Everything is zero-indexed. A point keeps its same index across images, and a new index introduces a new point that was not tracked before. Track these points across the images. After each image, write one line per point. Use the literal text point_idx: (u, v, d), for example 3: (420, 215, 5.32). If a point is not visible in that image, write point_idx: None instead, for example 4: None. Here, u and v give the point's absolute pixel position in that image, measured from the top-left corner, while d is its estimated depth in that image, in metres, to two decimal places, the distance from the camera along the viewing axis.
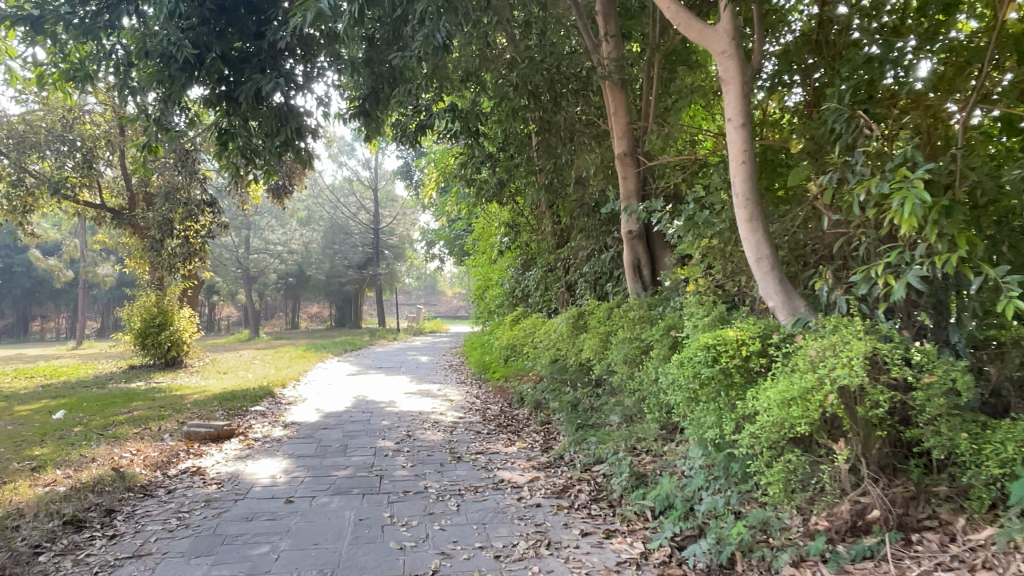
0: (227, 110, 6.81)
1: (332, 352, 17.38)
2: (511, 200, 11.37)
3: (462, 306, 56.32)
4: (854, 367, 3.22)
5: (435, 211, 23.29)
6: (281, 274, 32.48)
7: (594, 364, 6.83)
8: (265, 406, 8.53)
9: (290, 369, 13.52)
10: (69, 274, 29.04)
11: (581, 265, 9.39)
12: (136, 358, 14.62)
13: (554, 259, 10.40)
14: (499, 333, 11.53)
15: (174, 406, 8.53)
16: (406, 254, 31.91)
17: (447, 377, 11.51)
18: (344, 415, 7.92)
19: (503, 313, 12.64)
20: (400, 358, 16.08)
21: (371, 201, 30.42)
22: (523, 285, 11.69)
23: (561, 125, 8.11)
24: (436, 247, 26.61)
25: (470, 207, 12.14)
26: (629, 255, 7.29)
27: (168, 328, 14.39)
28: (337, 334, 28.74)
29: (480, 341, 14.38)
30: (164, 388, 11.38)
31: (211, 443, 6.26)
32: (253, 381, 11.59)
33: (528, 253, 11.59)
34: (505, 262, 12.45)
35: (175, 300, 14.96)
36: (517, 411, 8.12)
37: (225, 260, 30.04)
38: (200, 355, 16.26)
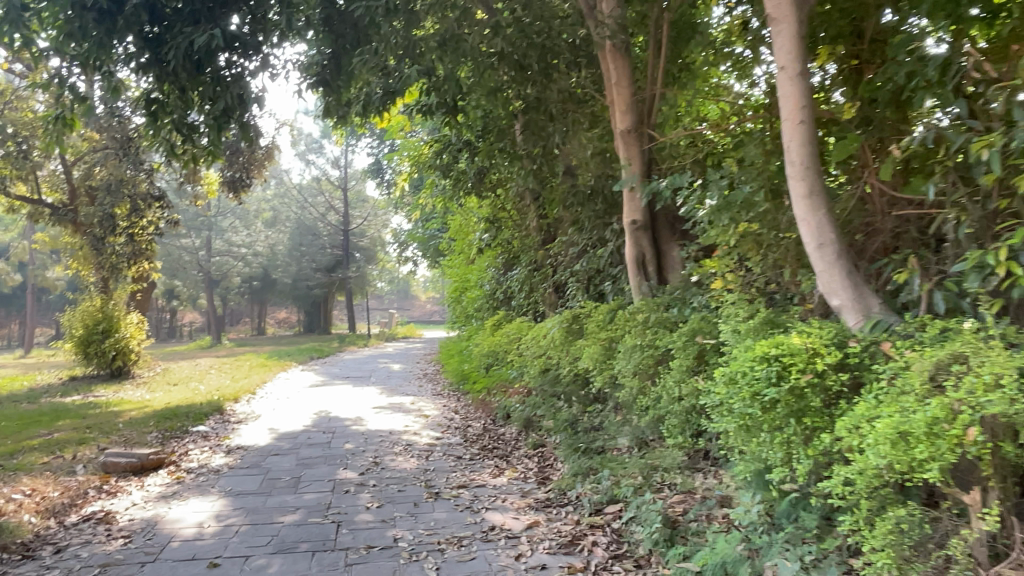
0: (157, 76, 5.73)
1: (297, 360, 16.17)
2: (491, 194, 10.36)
3: (435, 311, 55.25)
4: (1006, 388, 2.26)
5: (408, 211, 22.24)
6: (246, 278, 31.05)
7: (595, 376, 5.84)
8: (209, 426, 7.37)
9: (248, 380, 12.30)
10: (17, 279, 27.35)
11: (571, 262, 8.41)
12: (78, 369, 13.27)
13: (541, 257, 9.42)
14: (478, 339, 10.50)
15: (103, 427, 7.32)
16: (378, 257, 30.78)
17: (421, 388, 10.43)
18: (302, 436, 6.82)
19: (483, 317, 11.63)
20: (370, 366, 14.96)
21: (340, 201, 29.27)
22: (505, 286, 10.69)
23: (551, 103, 7.13)
24: (409, 249, 25.58)
25: (445, 201, 11.09)
26: (632, 250, 6.33)
27: (113, 335, 13.08)
28: (305, 341, 27.45)
29: (456, 348, 13.33)
30: (101, 403, 10.11)
31: (132, 477, 5.11)
32: (204, 394, 10.40)
33: (510, 252, 10.60)
34: (484, 262, 11.43)
35: (122, 305, 13.64)
36: (502, 428, 7.10)
37: (186, 262, 28.57)
38: (150, 364, 14.91)
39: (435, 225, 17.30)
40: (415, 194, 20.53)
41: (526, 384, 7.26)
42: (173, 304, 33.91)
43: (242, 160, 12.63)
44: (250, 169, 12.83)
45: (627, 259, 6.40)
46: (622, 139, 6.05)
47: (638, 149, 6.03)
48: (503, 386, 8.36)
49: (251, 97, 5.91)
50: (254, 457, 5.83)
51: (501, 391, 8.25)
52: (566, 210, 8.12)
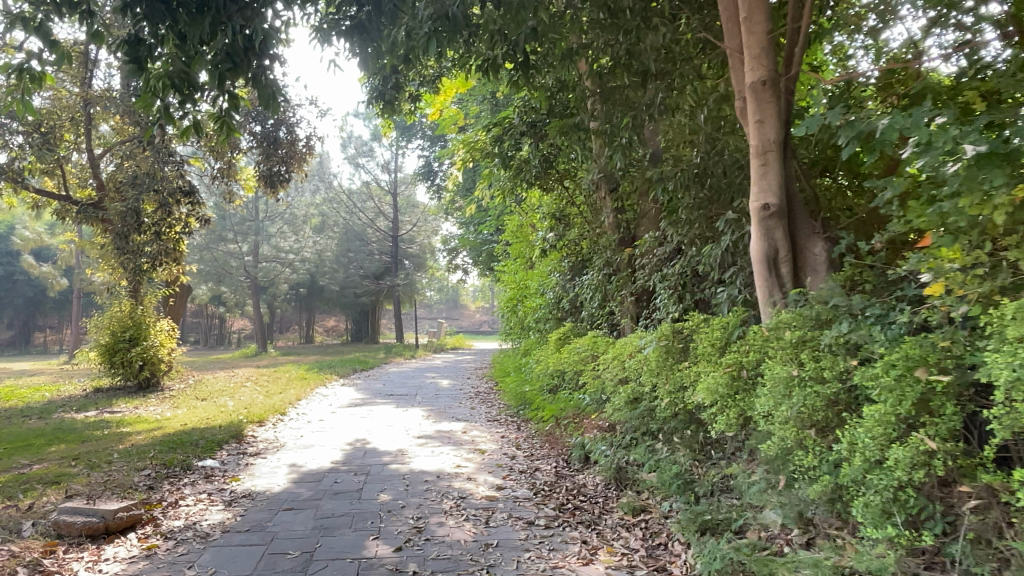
0: (148, 13, 4.50)
1: (337, 373, 14.89)
2: (558, 185, 8.81)
3: (485, 321, 53.97)
4: None
5: (459, 214, 20.89)
6: (293, 284, 30.23)
7: (717, 417, 4.26)
8: (218, 461, 5.99)
9: (281, 396, 10.99)
10: (64, 283, 26.99)
11: (662, 265, 6.84)
12: (103, 378, 12.22)
13: (620, 259, 7.82)
14: (541, 355, 8.95)
15: (92, 458, 6.01)
16: (427, 264, 29.56)
17: (474, 411, 8.93)
18: (327, 478, 5.40)
19: (545, 329, 10.10)
20: (416, 381, 13.54)
21: (390, 206, 28.19)
22: (572, 294, 9.11)
23: (648, 59, 5.62)
24: (460, 256, 24.42)
25: (504, 195, 9.57)
26: (761, 245, 4.73)
27: (140, 343, 12.00)
28: (351, 350, 26.41)
29: (512, 363, 11.77)
30: (113, 421, 8.89)
31: (88, 545, 3.71)
32: (229, 414, 9.12)
33: (579, 254, 9.02)
34: (547, 265, 9.86)
35: (151, 311, 12.56)
36: (581, 474, 5.57)
37: (232, 268, 27.87)
38: (182, 375, 13.77)
39: (489, 228, 15.82)
40: (468, 196, 19.10)
41: (610, 416, 5.70)
42: (221, 311, 33.36)
43: (281, 151, 11.43)
44: (289, 162, 11.58)
45: (754, 256, 4.82)
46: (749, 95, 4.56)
47: (775, 106, 4.52)
48: (575, 416, 6.79)
49: (261, 32, 4.66)
50: (260, 513, 4.40)
51: (573, 422, 6.69)
52: (657, 199, 6.56)
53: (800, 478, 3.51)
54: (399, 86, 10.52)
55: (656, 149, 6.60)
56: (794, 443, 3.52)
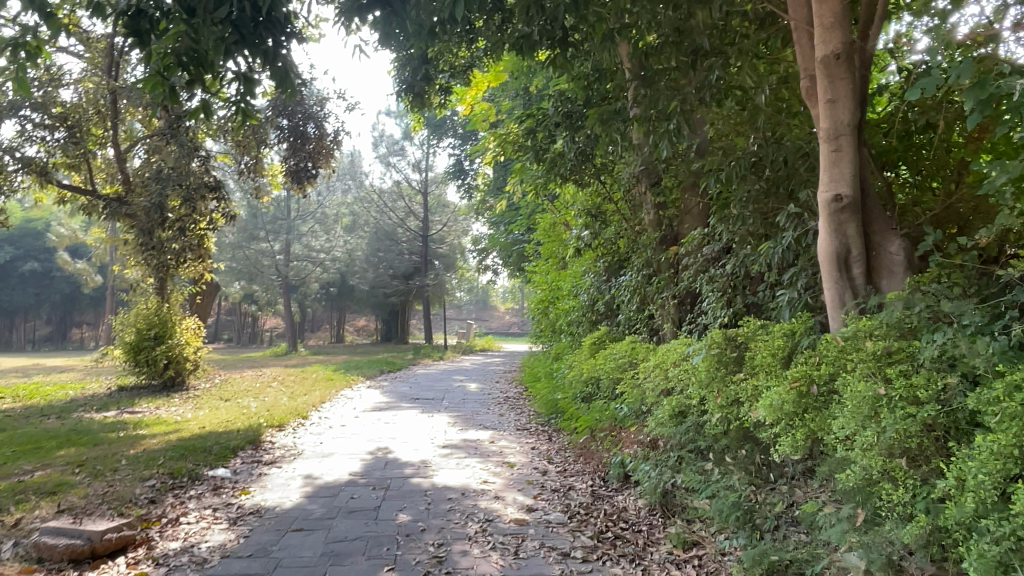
0: None
1: (365, 374, 14.54)
2: (595, 180, 8.28)
3: (516, 322, 53.48)
4: None
5: (490, 213, 20.42)
6: (323, 283, 30.11)
7: (782, 437, 3.73)
8: (230, 470, 5.62)
9: (305, 398, 10.63)
10: (98, 281, 27.16)
11: (708, 266, 6.31)
12: (128, 377, 12.01)
13: (661, 258, 7.28)
14: (575, 361, 8.45)
15: (98, 465, 5.68)
16: (457, 265, 29.18)
17: (503, 418, 8.45)
18: (344, 492, 4.99)
19: (579, 333, 9.59)
20: (444, 384, 13.13)
21: (420, 206, 27.88)
22: (608, 296, 8.58)
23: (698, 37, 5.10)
24: (490, 257, 24.12)
25: (537, 191, 9.08)
26: (831, 243, 4.19)
27: (165, 342, 11.77)
28: (381, 351, 26.15)
29: (544, 367, 11.27)
30: (132, 423, 8.62)
31: (72, 572, 3.34)
32: (249, 416, 8.79)
33: (616, 253, 8.50)
34: (581, 265, 9.34)
35: (177, 309, 12.34)
36: (620, 494, 5.07)
37: (263, 267, 27.81)
38: (207, 374, 13.54)
39: (520, 227, 15.32)
40: (500, 194, 18.62)
41: (653, 431, 5.18)
42: (252, 309, 33.40)
43: (308, 147, 11.04)
44: (316, 158, 11.18)
45: (821, 255, 4.28)
46: (819, 73, 4.04)
47: (851, 83, 3.98)
48: (612, 428, 6.27)
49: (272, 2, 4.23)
50: (266, 534, 3.99)
51: (610, 435, 6.17)
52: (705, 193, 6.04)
53: (888, 516, 2.98)
54: (429, 77, 10.10)
55: (705, 139, 6.06)
56: (880, 474, 2.99)
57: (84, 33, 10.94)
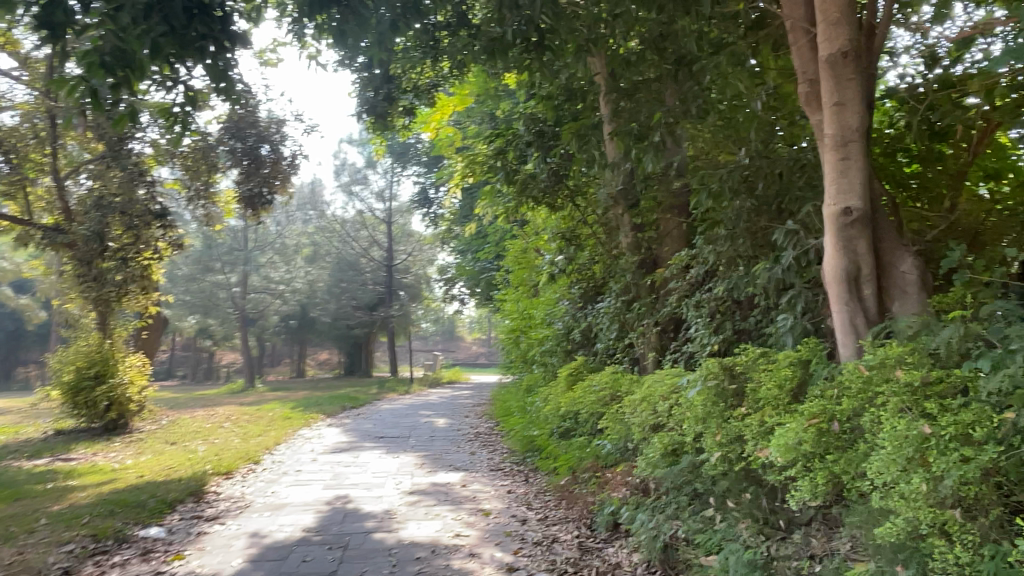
0: None
1: (326, 411, 13.78)
2: (568, 202, 7.85)
3: (483, 352, 52.76)
4: None
5: (456, 241, 19.94)
6: (283, 316, 29.13)
7: (798, 483, 3.28)
8: (166, 528, 4.95)
9: (259, 439, 9.88)
10: (42, 317, 25.74)
11: (694, 291, 5.91)
12: (66, 420, 11.09)
13: (642, 283, 6.87)
14: (550, 393, 7.94)
15: (11, 526, 4.95)
16: (423, 295, 28.55)
17: (474, 457, 7.87)
18: (297, 552, 4.37)
19: (553, 363, 9.10)
20: (411, 420, 12.47)
21: (384, 235, 27.31)
22: (584, 324, 8.11)
23: None
24: (456, 286, 23.63)
25: (507, 215, 8.62)
26: (839, 261, 3.78)
27: (107, 381, 10.91)
28: (345, 385, 25.26)
29: (516, 400, 10.72)
30: (63, 472, 7.79)
31: None
32: (196, 462, 8.04)
33: (592, 279, 8.08)
34: (555, 292, 8.87)
35: (122, 345, 11.50)
36: (610, 545, 4.54)
37: (220, 299, 26.78)
38: (155, 415, 12.64)
39: (488, 254, 14.86)
40: (466, 221, 18.18)
41: (644, 471, 4.69)
42: (209, 344, 32.15)
43: (263, 170, 10.49)
44: (271, 183, 10.62)
45: (828, 275, 3.87)
46: (822, 74, 3.68)
47: (858, 85, 3.64)
48: (595, 468, 5.75)
49: None
50: None
51: (593, 476, 5.64)
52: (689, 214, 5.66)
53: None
54: (392, 98, 9.65)
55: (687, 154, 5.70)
56: (930, 529, 2.54)
57: (22, 54, 10.25)
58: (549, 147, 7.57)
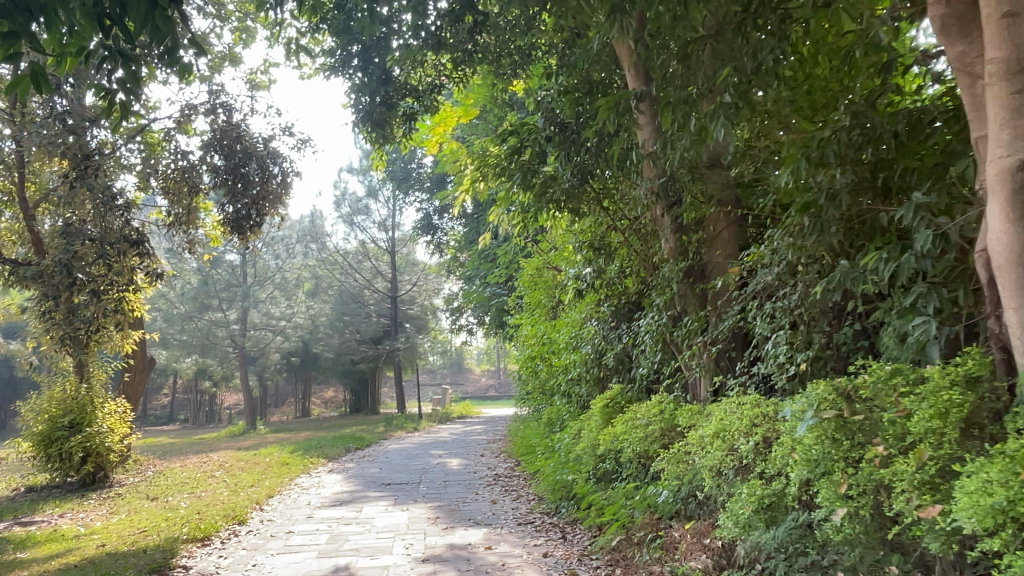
0: None
1: (328, 453, 12.62)
2: (596, 206, 6.81)
3: (493, 385, 51.47)
4: None
5: (463, 268, 18.91)
6: (285, 353, 28.06)
7: (1004, 561, 2.22)
8: None
9: (251, 491, 8.73)
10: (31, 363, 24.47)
11: (766, 300, 4.88)
12: (36, 476, 9.91)
13: (694, 294, 5.85)
14: (583, 429, 6.85)
15: None
16: (430, 327, 27.58)
17: (497, 507, 6.75)
18: None
19: (582, 393, 8.00)
20: (421, 461, 11.34)
21: (388, 266, 26.35)
22: (618, 346, 7.06)
23: None
24: (464, 316, 22.66)
25: (524, 225, 7.58)
26: (1011, 227, 2.68)
27: (83, 431, 9.76)
28: (351, 424, 24.10)
29: (538, 435, 9.62)
30: (18, 539, 6.62)
31: None
32: (175, 523, 6.86)
33: (625, 294, 7.04)
34: (581, 311, 7.82)
35: (101, 389, 10.38)
36: None
37: (219, 338, 25.66)
38: (139, 466, 11.46)
39: (499, 278, 13.82)
40: (473, 246, 17.19)
41: (734, 533, 3.58)
42: (208, 386, 30.93)
43: (251, 192, 9.46)
44: (261, 205, 9.59)
45: (992, 252, 2.76)
46: None
47: None
48: (654, 524, 4.63)
49: None
50: None
51: (654, 535, 4.54)
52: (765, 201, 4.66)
53: None
54: (391, 104, 8.71)
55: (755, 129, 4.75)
56: None
57: None
58: (573, 143, 6.52)
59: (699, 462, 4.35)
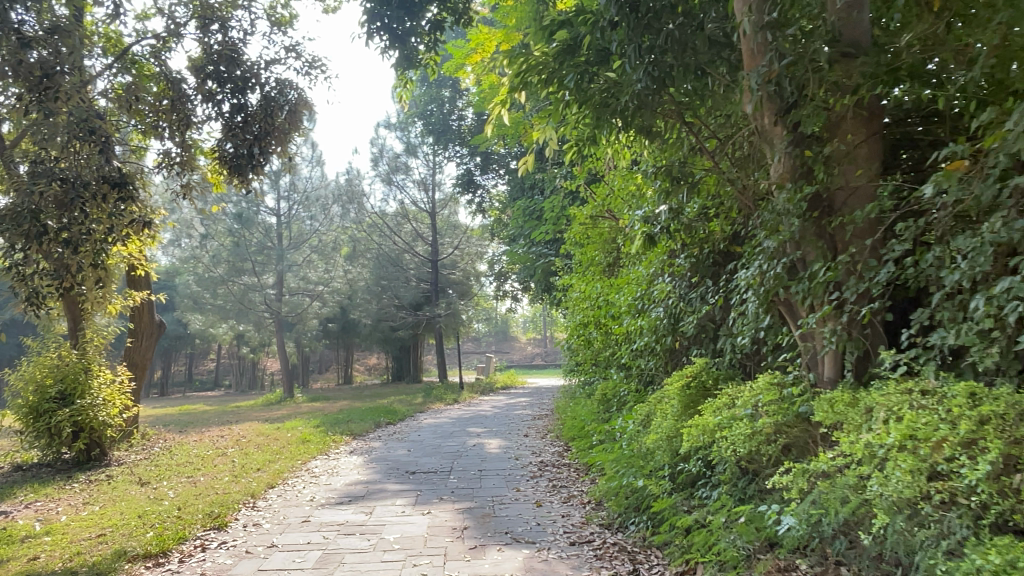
0: None
1: (355, 428, 11.36)
2: (674, 122, 5.24)
3: (538, 353, 50.25)
4: None
5: (506, 228, 17.34)
6: (324, 319, 27.19)
7: None
8: None
9: (253, 477, 7.44)
10: None
11: (956, 233, 3.25)
12: (26, 453, 8.82)
13: (821, 231, 4.16)
14: (654, 416, 5.30)
15: None
16: (473, 293, 26.28)
17: (545, 511, 5.30)
18: None
19: (648, 366, 6.45)
20: (456, 439, 9.99)
21: (428, 228, 24.97)
22: (701, 309, 5.47)
23: None
24: (508, 281, 21.15)
25: (576, 155, 5.97)
26: None
27: (73, 403, 8.60)
28: (391, 393, 23.11)
29: (591, 413, 8.17)
30: None
31: None
32: (141, 523, 5.53)
33: (704, 241, 5.41)
34: (649, 265, 6.19)
35: (98, 355, 9.20)
36: None
37: (255, 303, 24.73)
38: (146, 442, 10.35)
39: (545, 235, 12.21)
40: (516, 201, 15.60)
41: None
42: (247, 351, 30.33)
43: (253, 128, 8.12)
44: (266, 141, 8.18)
45: None
46: None
47: None
48: None
49: None
50: None
51: None
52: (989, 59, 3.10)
53: None
54: (418, 10, 7.26)
55: None
56: None
57: None
58: (647, 32, 4.76)
59: (883, 492, 2.70)
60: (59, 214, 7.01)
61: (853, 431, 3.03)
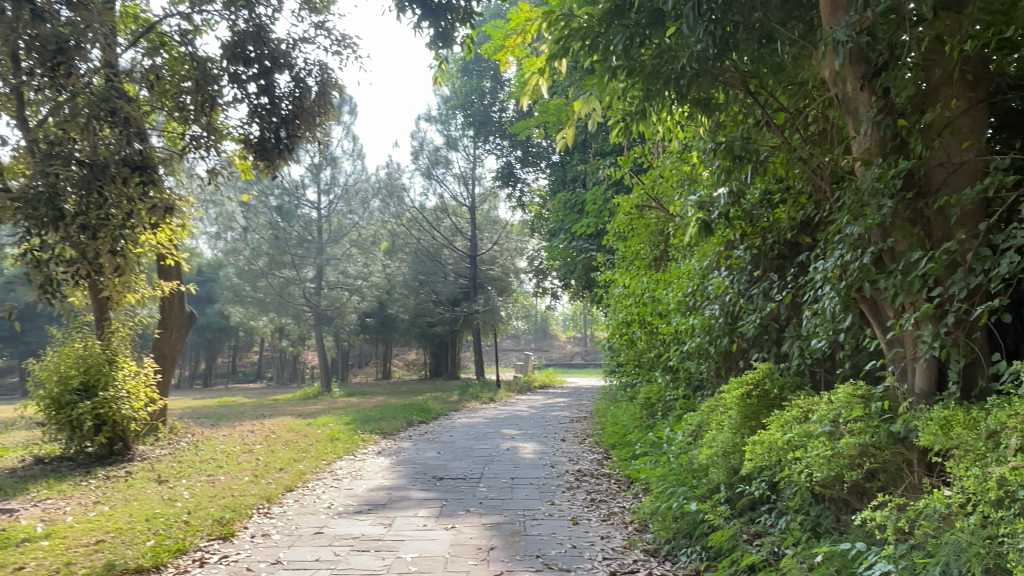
0: None
1: (386, 427, 10.93)
2: (736, 93, 4.60)
3: (578, 352, 49.50)
4: None
5: (547, 222, 16.76)
6: (362, 314, 27.01)
7: None
8: None
9: (273, 478, 7.02)
10: None
11: None
12: (50, 445, 8.60)
13: (915, 215, 3.49)
14: (708, 427, 4.68)
15: None
16: (512, 289, 25.79)
17: (582, 531, 4.73)
18: None
19: (700, 369, 5.81)
20: (490, 441, 9.47)
21: (468, 222, 24.55)
22: (762, 307, 4.83)
23: None
24: (548, 277, 20.59)
25: (624, 133, 5.36)
26: None
27: (95, 395, 8.33)
28: (428, 391, 22.77)
29: (633, 419, 7.56)
30: None
31: None
32: (145, 528, 5.12)
33: (768, 230, 4.77)
34: (702, 257, 5.57)
35: (124, 346, 8.94)
36: None
37: (294, 296, 24.65)
38: (173, 436, 10.09)
39: (587, 228, 11.62)
40: (557, 194, 15.02)
41: None
42: (286, 344, 30.36)
43: (281, 110, 7.72)
44: (294, 125, 7.78)
45: None
46: None
47: None
48: None
49: None
50: None
51: None
52: None
53: None
54: None
55: None
56: None
57: None
58: None
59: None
60: (77, 198, 6.70)
61: (976, 464, 2.39)
